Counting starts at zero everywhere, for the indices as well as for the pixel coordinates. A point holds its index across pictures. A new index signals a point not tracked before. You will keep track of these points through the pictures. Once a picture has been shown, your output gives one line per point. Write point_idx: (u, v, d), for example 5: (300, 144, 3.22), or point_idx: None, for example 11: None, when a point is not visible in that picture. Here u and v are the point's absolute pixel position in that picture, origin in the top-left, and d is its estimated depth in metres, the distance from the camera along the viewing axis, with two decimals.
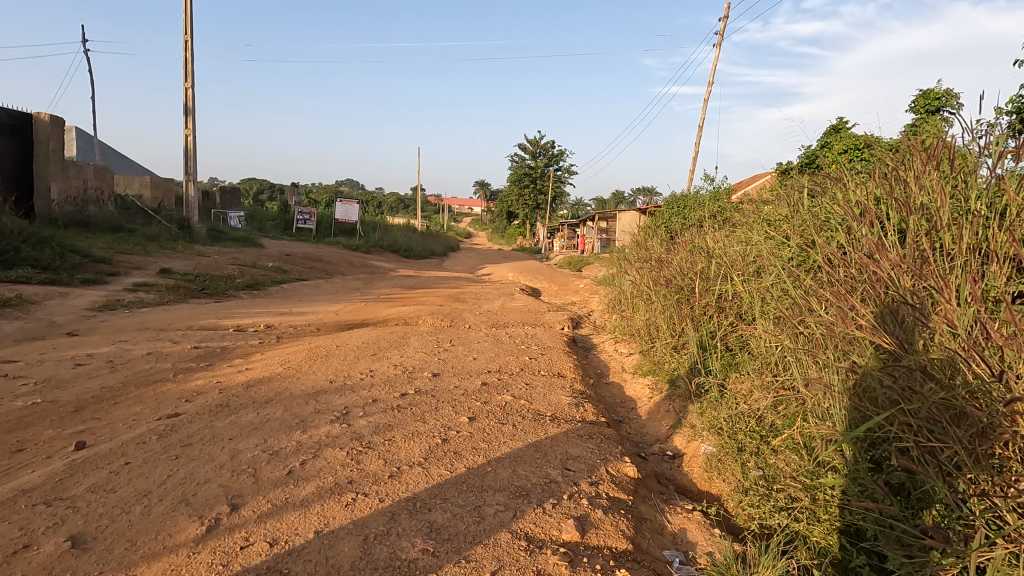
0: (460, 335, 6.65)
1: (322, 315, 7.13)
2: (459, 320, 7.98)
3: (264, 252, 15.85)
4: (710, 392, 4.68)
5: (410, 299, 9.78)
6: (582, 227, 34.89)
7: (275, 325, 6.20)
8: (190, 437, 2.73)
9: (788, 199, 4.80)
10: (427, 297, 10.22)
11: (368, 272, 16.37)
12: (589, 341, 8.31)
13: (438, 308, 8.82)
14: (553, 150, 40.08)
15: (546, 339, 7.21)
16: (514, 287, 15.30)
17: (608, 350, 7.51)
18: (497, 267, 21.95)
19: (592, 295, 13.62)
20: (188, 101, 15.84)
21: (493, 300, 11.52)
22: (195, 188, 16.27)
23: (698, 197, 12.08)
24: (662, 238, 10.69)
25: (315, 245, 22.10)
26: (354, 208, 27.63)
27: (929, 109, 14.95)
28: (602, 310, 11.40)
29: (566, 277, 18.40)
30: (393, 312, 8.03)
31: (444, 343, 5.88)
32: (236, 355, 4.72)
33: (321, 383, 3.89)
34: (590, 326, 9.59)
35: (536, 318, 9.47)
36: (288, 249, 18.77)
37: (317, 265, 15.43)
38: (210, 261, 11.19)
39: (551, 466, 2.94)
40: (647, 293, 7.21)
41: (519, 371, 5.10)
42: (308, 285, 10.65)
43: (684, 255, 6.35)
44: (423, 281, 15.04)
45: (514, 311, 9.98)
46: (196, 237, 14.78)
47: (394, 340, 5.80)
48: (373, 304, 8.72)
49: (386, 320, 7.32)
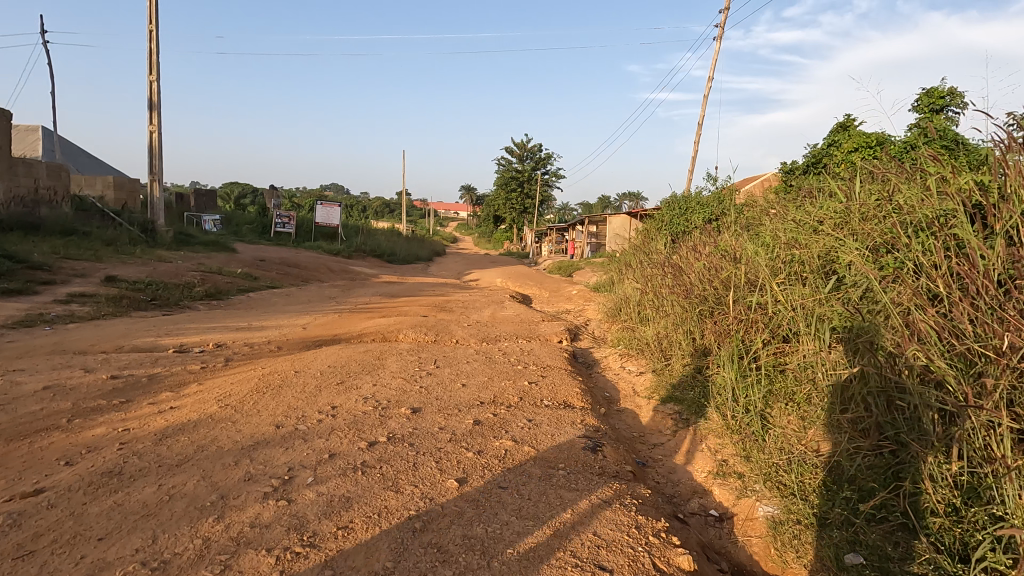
0: (446, 353, 5.74)
1: (286, 330, 6.19)
2: (445, 334, 7.07)
3: (235, 258, 14.77)
4: (751, 427, 3.85)
5: (391, 309, 8.86)
6: (571, 231, 34.16)
7: (227, 344, 5.25)
8: (34, 541, 1.82)
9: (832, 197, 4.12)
10: (410, 307, 9.28)
11: (347, 278, 15.39)
12: (590, 356, 7.45)
13: (422, 320, 7.91)
14: (541, 153, 39.35)
15: (544, 356, 6.33)
16: (503, 294, 14.42)
17: (613, 368, 6.64)
18: (485, 273, 21.04)
19: (587, 303, 12.80)
20: (153, 95, 14.77)
21: (482, 309, 10.62)
22: (161, 189, 15.18)
23: (701, 199, 11.34)
24: (665, 242, 9.90)
25: (293, 250, 21.06)
26: (335, 212, 26.64)
27: (934, 108, 14.43)
28: (600, 319, 10.56)
29: (557, 283, 17.56)
30: (370, 325, 7.10)
31: (428, 365, 4.97)
32: (164, 387, 3.77)
33: (264, 430, 2.96)
34: (589, 339, 8.75)
35: (530, 329, 8.59)
36: (262, 253, 17.70)
37: (292, 272, 14.43)
38: (169, 267, 10.16)
39: (578, 564, 2.06)
40: (660, 304, 6.36)
41: (518, 401, 4.20)
42: (278, 294, 9.67)
43: (705, 260, 5.53)
44: (406, 288, 14.08)
45: (505, 322, 9.09)
46: (160, 242, 13.73)
47: (367, 362, 4.87)
48: (349, 315, 7.78)
49: (361, 335, 6.39)
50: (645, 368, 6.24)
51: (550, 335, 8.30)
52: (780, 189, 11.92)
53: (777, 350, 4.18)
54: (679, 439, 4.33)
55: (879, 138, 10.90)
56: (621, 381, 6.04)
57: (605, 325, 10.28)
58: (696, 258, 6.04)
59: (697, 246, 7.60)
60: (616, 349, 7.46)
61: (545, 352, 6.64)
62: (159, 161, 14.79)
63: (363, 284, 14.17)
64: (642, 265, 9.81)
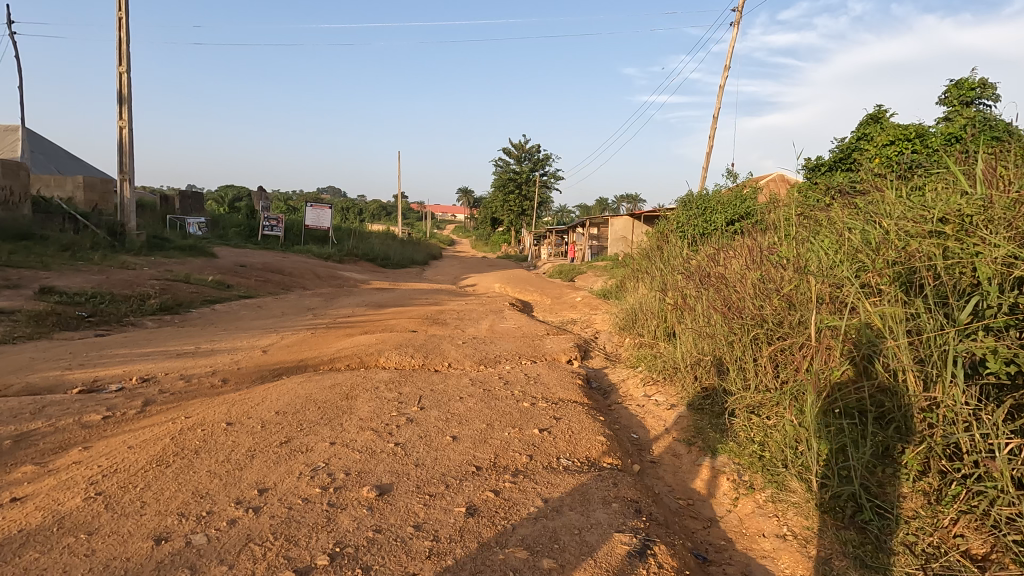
0: (436, 384, 4.65)
1: (241, 355, 5.09)
2: (436, 356, 5.97)
3: (212, 263, 13.63)
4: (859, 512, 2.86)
5: (375, 323, 7.77)
6: (571, 234, 33.11)
7: (157, 378, 4.16)
8: None
9: (923, 201, 3.25)
10: (398, 320, 8.18)
11: (334, 285, 14.30)
12: (606, 380, 6.39)
13: (410, 337, 6.81)
14: (539, 153, 38.32)
15: (555, 384, 5.23)
16: (503, 302, 13.36)
17: (638, 398, 5.54)
18: (482, 278, 19.93)
19: (594, 312, 11.71)
20: (123, 87, 13.69)
21: (479, 321, 9.52)
22: (132, 189, 14.04)
23: (720, 197, 10.28)
24: (683, 246, 8.85)
25: (279, 254, 19.88)
26: (326, 214, 25.55)
27: (964, 100, 13.35)
28: (611, 332, 9.50)
29: (558, 289, 16.47)
30: (346, 346, 6.00)
31: (410, 406, 3.88)
32: (30, 456, 2.68)
33: (134, 552, 1.88)
34: (602, 357, 7.65)
35: (535, 346, 7.50)
36: (245, 258, 16.55)
37: (274, 278, 13.35)
38: (128, 275, 9.06)
39: None
40: (697, 323, 5.28)
41: (528, 464, 3.13)
42: (248, 305, 8.57)
43: (758, 273, 4.46)
44: (396, 295, 12.96)
45: (505, 337, 8.00)
46: (129, 246, 12.61)
47: (332, 403, 3.76)
48: (324, 332, 6.68)
49: (333, 360, 5.29)
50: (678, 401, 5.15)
51: (558, 353, 7.21)
52: (806, 188, 10.87)
53: (852, 397, 3.16)
54: (744, 515, 3.25)
55: (919, 130, 9.85)
56: (649, 417, 4.95)
57: (616, 338, 9.19)
58: (742, 268, 4.97)
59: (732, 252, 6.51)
60: (638, 372, 6.37)
61: (556, 378, 5.54)
62: (129, 158, 13.66)
63: (350, 291, 13.04)
64: (659, 272, 8.73)
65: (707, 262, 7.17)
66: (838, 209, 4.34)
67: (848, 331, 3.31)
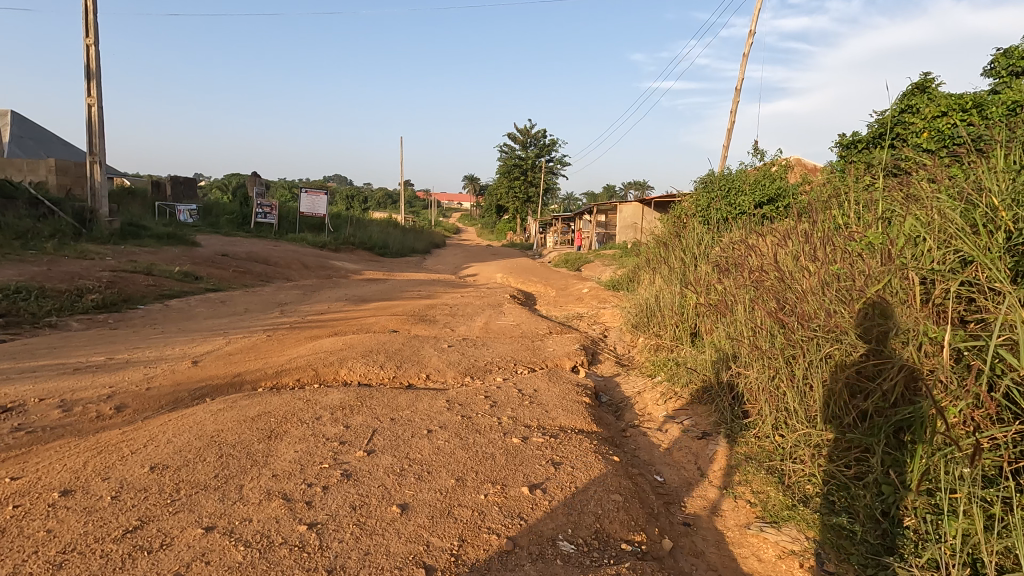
0: (401, 409, 3.60)
1: (162, 369, 4.06)
2: (413, 366, 4.92)
3: (189, 253, 12.63)
4: None
5: (351, 321, 6.73)
6: (578, 222, 31.88)
7: (24, 407, 3.14)
8: None
9: None
10: (377, 318, 7.13)
11: (323, 275, 13.29)
12: (618, 393, 5.33)
13: (387, 340, 5.76)
14: (545, 138, 37.04)
15: (556, 405, 4.16)
16: (503, 294, 12.28)
17: (661, 421, 4.46)
18: (483, 267, 18.84)
19: (603, 306, 10.61)
20: (91, 61, 12.65)
21: (474, 317, 8.46)
22: (104, 172, 13.04)
23: (746, 179, 9.11)
24: (706, 233, 7.72)
25: (270, 243, 18.90)
26: (322, 200, 24.51)
27: (1015, 70, 11.96)
28: (622, 330, 8.41)
29: (564, 279, 15.37)
30: (303, 352, 4.96)
31: (354, 450, 2.82)
32: None
33: None
34: (613, 363, 6.56)
35: (534, 349, 6.43)
36: (230, 247, 15.59)
37: (256, 269, 12.36)
38: (79, 266, 8.08)
39: None
40: (739, 328, 4.18)
41: (507, 560, 2.07)
42: (210, 300, 7.56)
43: (826, 267, 3.34)
44: (386, 287, 11.90)
45: (501, 338, 6.93)
46: (97, 234, 11.66)
47: (243, 447, 2.71)
48: (283, 335, 5.65)
49: (279, 374, 4.26)
50: (715, 428, 4.06)
51: (562, 358, 6.14)
52: (842, 169, 9.73)
53: (1001, 454, 2.17)
54: None
55: (976, 99, 8.66)
56: (676, 450, 3.88)
57: (628, 337, 8.11)
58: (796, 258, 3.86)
59: (771, 239, 5.40)
60: (659, 385, 5.29)
61: (558, 395, 4.47)
62: (99, 138, 12.67)
63: (336, 283, 12.01)
64: (679, 262, 7.60)
65: (739, 253, 6.04)
66: (934, 179, 3.22)
67: (993, 359, 2.26)
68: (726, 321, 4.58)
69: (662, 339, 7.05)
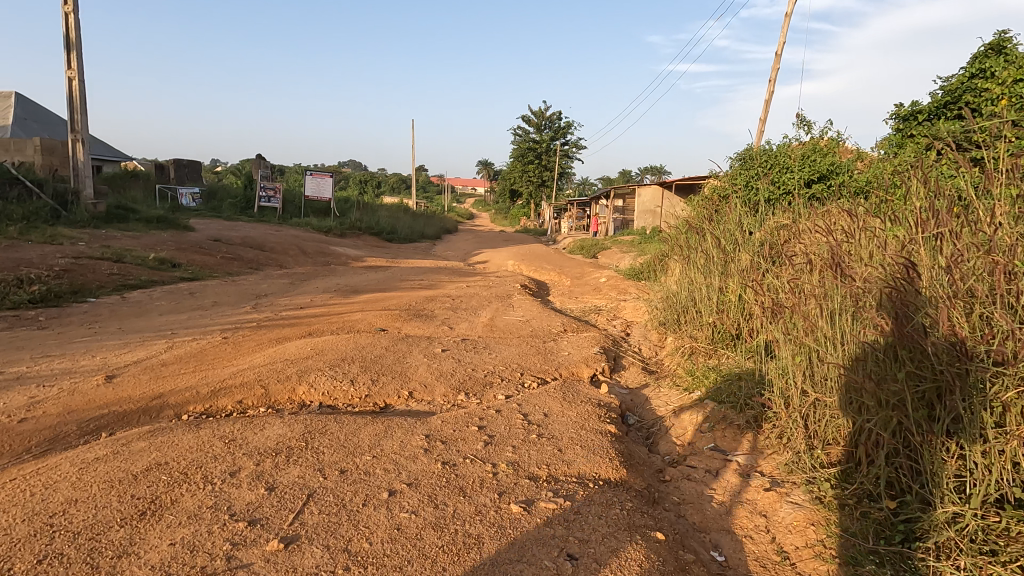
0: (360, 452, 2.61)
1: (59, 389, 3.13)
2: (393, 380, 3.94)
3: (177, 238, 11.80)
4: None
5: (333, 318, 5.80)
6: (594, 206, 30.66)
7: None
8: None
9: None
10: (365, 314, 6.17)
11: (320, 262, 12.43)
12: (648, 412, 4.33)
13: (369, 344, 4.80)
14: (560, 120, 35.72)
15: (573, 440, 3.15)
16: (513, 283, 11.28)
17: (710, 459, 3.43)
18: (494, 254, 17.87)
19: (624, 298, 9.55)
20: (69, 30, 11.75)
21: (478, 311, 7.47)
22: (87, 151, 12.21)
23: (790, 152, 7.91)
24: (749, 216, 6.62)
25: (271, 228, 18.11)
26: (328, 183, 23.62)
27: None
28: (648, 327, 7.37)
29: (579, 267, 14.32)
30: (258, 360, 4.01)
31: (263, 543, 1.84)
32: None
33: None
34: (639, 369, 5.54)
35: (546, 352, 5.43)
36: (225, 231, 14.80)
37: (248, 255, 11.51)
38: (38, 252, 7.25)
39: None
40: (819, 342, 3.13)
41: None
42: (179, 292, 6.68)
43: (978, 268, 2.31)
44: (385, 276, 10.95)
45: (508, 338, 5.94)
46: (77, 218, 10.87)
47: (87, 540, 1.75)
48: (244, 336, 4.72)
49: (216, 393, 3.32)
50: (787, 476, 3.03)
51: (579, 365, 5.13)
52: (901, 146, 8.54)
53: None
54: None
55: None
56: (735, 506, 2.88)
57: (655, 336, 7.08)
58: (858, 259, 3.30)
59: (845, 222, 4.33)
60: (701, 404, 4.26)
61: (575, 423, 3.47)
62: (81, 115, 11.85)
63: (332, 271, 11.09)
64: (716, 251, 6.53)
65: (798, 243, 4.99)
66: None
67: None
68: (793, 327, 3.53)
69: (697, 341, 6.01)
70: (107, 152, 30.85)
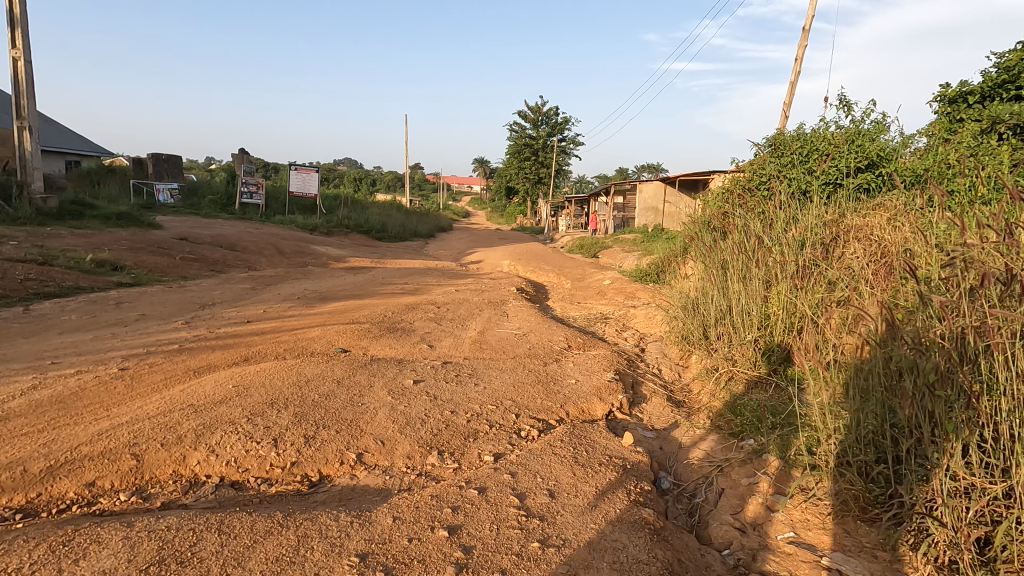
0: None
1: None
2: (337, 436, 2.81)
3: (136, 237, 10.64)
4: None
5: (283, 337, 4.69)
6: (593, 204, 29.56)
7: None
8: None
9: None
10: (326, 329, 5.06)
11: (296, 263, 11.33)
12: (687, 473, 3.23)
13: (319, 375, 3.66)
14: (557, 115, 34.61)
15: (597, 551, 2.05)
16: (508, 286, 10.16)
17: (797, 563, 2.35)
18: (489, 253, 16.81)
19: (633, 304, 8.44)
20: (12, 4, 10.55)
21: (466, 322, 6.36)
22: (36, 140, 11.03)
23: (830, 135, 6.80)
24: (791, 214, 5.56)
25: (249, 225, 16.98)
26: (314, 179, 22.46)
27: None
28: (665, 342, 6.28)
29: (580, 267, 13.23)
30: (151, 407, 2.88)
31: None
32: None
33: None
34: (665, 400, 4.45)
35: (548, 381, 4.34)
36: (197, 229, 13.67)
37: (214, 256, 10.39)
38: None
39: None
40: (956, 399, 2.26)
41: None
42: (105, 301, 5.57)
43: None
44: (365, 278, 9.84)
45: (500, 360, 4.83)
46: (18, 214, 9.73)
47: None
48: (153, 365, 3.60)
49: (58, 472, 2.22)
50: None
51: (590, 400, 4.04)
52: (952, 131, 7.43)
53: None
54: None
55: None
56: None
57: (675, 352, 5.99)
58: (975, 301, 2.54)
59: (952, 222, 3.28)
60: (766, 464, 3.17)
61: (595, 510, 2.36)
62: (28, 100, 10.69)
63: (307, 273, 9.95)
64: (752, 255, 5.47)
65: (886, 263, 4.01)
66: None
67: None
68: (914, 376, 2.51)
69: (732, 364, 4.95)
70: (85, 146, 29.55)
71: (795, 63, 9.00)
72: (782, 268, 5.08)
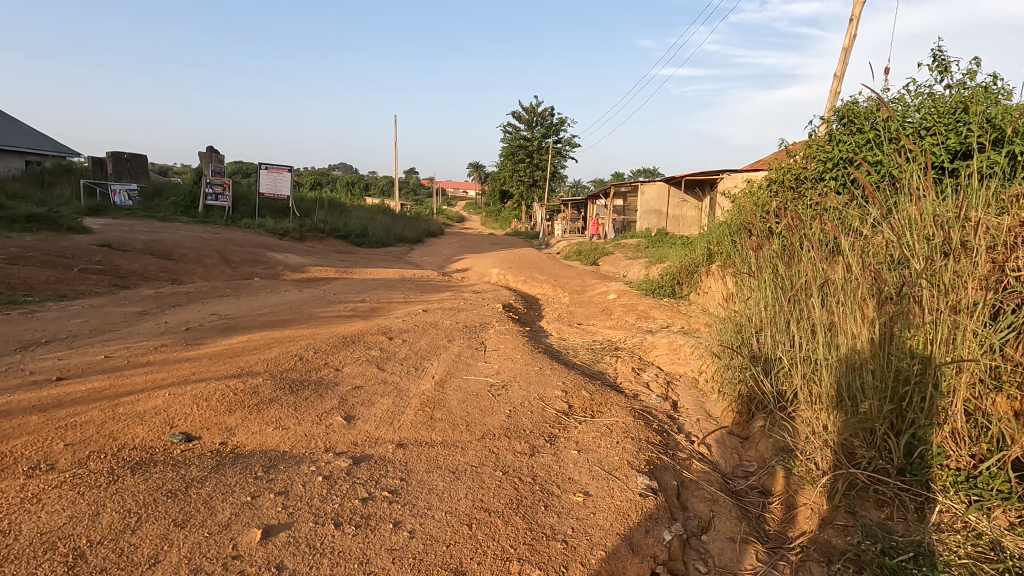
0: None
1: None
2: None
3: (37, 243, 8.68)
4: None
5: (89, 412, 2.78)
6: (592, 206, 27.77)
7: None
8: None
9: None
10: (182, 392, 3.15)
11: (238, 274, 9.44)
12: None
13: (50, 535, 1.74)
14: (552, 114, 32.88)
15: None
16: (493, 301, 8.27)
17: None
18: (478, 260, 14.93)
19: (650, 329, 6.56)
20: None
21: (422, 364, 4.46)
22: None
23: (924, 102, 4.91)
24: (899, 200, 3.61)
25: (206, 229, 15.10)
26: (287, 179, 20.58)
27: None
28: (707, 394, 4.39)
29: (581, 277, 11.35)
30: None
31: None
32: None
33: None
34: (739, 529, 2.57)
35: (535, 501, 2.42)
36: (133, 234, 11.76)
37: (130, 265, 8.47)
38: None
39: None
40: None
41: None
42: None
43: None
44: (314, 293, 7.93)
45: (459, 446, 2.92)
46: None
47: None
48: None
49: None
50: None
51: (611, 552, 2.15)
52: None
53: None
54: None
55: None
56: None
57: (724, 410, 4.10)
58: None
59: None
60: None
61: None
62: None
63: (242, 288, 8.02)
64: (835, 249, 3.36)
65: None
66: None
67: None
68: None
69: None
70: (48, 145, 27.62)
71: (848, 22, 7.14)
72: (894, 254, 2.83)
